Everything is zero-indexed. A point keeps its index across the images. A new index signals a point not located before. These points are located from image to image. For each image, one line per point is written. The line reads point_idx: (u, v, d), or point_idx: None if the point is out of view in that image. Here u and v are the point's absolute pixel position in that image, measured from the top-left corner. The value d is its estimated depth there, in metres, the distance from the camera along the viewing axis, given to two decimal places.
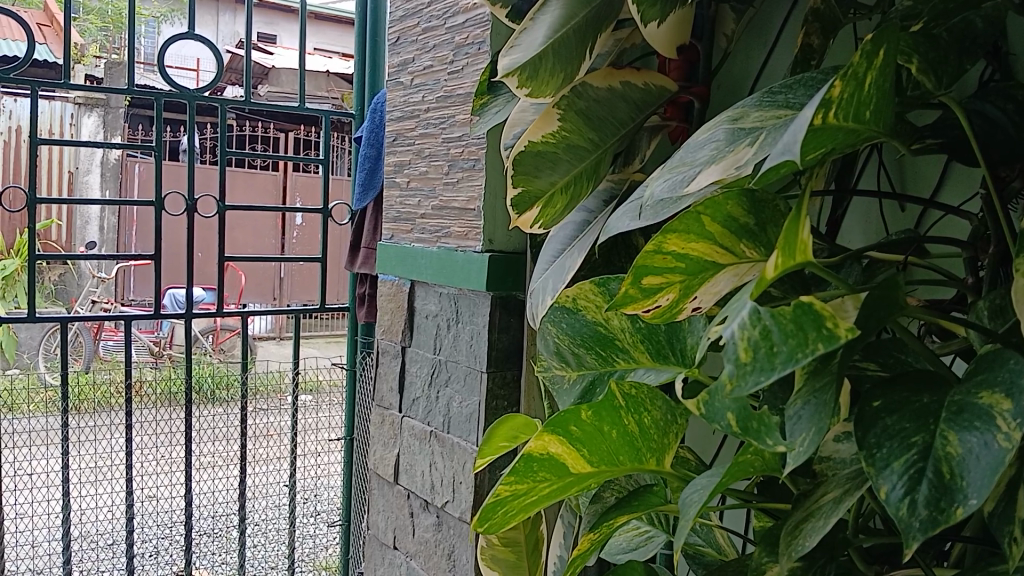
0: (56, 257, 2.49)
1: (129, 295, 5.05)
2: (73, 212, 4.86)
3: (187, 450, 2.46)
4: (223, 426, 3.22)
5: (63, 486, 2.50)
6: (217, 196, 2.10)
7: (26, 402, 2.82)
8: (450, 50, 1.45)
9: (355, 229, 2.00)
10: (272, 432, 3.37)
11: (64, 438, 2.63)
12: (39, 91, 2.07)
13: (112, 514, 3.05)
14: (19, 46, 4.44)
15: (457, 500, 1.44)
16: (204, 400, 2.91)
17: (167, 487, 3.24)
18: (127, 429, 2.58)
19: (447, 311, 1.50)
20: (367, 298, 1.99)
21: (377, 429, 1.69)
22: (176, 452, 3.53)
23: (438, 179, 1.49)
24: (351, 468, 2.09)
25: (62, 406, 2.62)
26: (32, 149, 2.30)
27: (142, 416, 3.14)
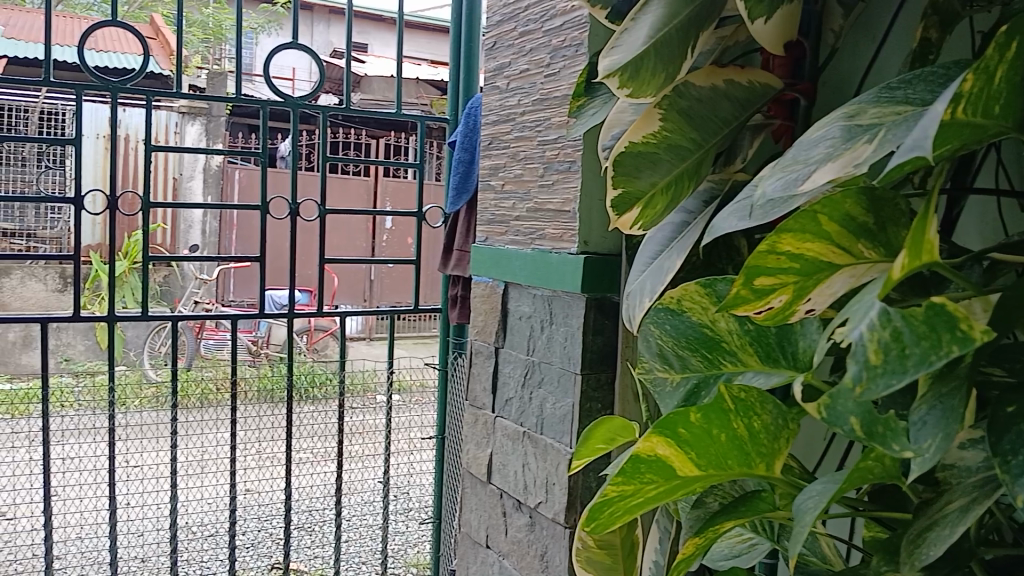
0: (166, 258, 2.61)
1: (229, 296, 5.26)
2: (178, 216, 5.09)
3: (288, 446, 2.55)
4: (319, 423, 3.32)
5: (173, 479, 2.62)
6: (318, 201, 2.16)
7: (134, 397, 2.96)
8: (547, 53, 1.45)
9: (449, 232, 2.02)
10: (366, 430, 3.46)
11: (174, 432, 2.76)
12: (154, 101, 2.17)
13: (216, 505, 3.16)
14: (130, 59, 4.69)
15: (551, 500, 1.45)
16: (300, 396, 3.00)
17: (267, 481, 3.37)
18: (231, 425, 2.69)
19: (541, 312, 1.50)
20: (459, 299, 2.00)
21: (470, 429, 1.71)
22: (274, 447, 3.66)
23: (533, 181, 1.49)
24: (442, 468, 2.11)
25: (173, 400, 2.75)
26: (147, 155, 2.42)
27: (245, 412, 3.27)
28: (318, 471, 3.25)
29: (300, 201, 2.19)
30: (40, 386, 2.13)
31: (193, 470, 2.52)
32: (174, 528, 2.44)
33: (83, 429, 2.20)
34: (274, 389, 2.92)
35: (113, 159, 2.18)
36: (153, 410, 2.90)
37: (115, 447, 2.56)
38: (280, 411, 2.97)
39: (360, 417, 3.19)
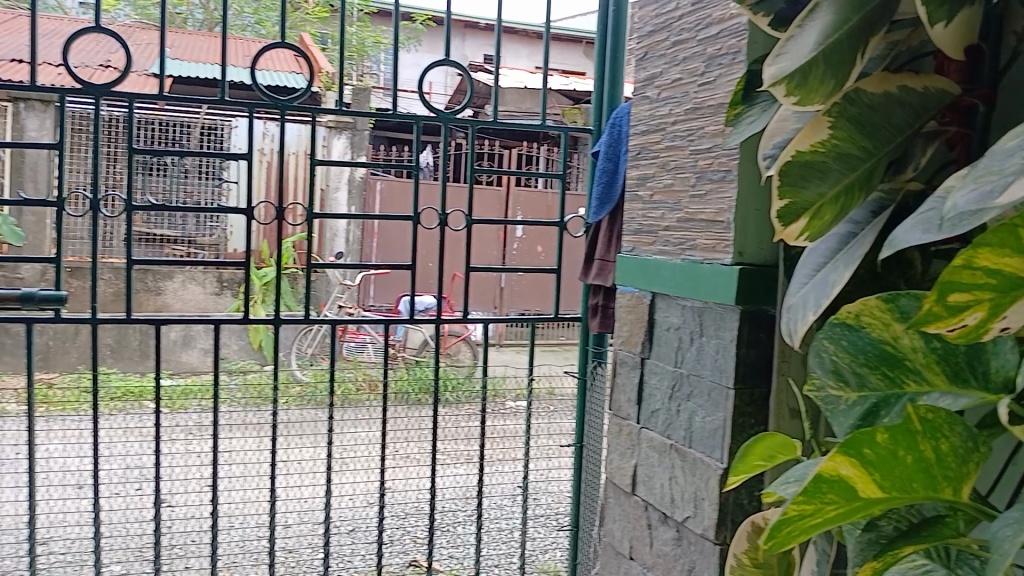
0: (321, 265, 2.75)
1: (369, 301, 5.50)
2: (324, 224, 5.35)
3: (434, 446, 2.63)
4: (461, 428, 3.41)
5: (328, 474, 2.76)
6: (465, 210, 2.21)
7: (289, 397, 3.13)
8: (701, 62, 1.44)
9: (590, 241, 2.02)
10: (504, 435, 3.53)
11: (329, 430, 2.89)
12: (316, 116, 2.29)
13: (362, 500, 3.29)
14: (296, 79, 5.04)
15: (700, 515, 1.42)
16: (441, 399, 3.09)
17: (411, 481, 3.49)
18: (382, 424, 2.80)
19: (691, 324, 1.48)
20: (600, 309, 1.98)
21: (614, 439, 1.70)
22: (414, 448, 3.78)
23: (684, 191, 1.48)
24: (580, 477, 2.11)
25: (330, 400, 2.89)
26: (311, 168, 2.56)
27: (394, 414, 3.41)
28: (455, 473, 3.33)
29: (448, 211, 2.25)
30: (217, 381, 2.26)
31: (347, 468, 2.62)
32: (329, 521, 2.54)
33: (253, 424, 2.33)
34: (421, 393, 3.02)
35: (282, 171, 2.28)
36: (307, 408, 3.03)
37: (278, 441, 2.71)
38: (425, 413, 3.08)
39: (500, 423, 3.25)
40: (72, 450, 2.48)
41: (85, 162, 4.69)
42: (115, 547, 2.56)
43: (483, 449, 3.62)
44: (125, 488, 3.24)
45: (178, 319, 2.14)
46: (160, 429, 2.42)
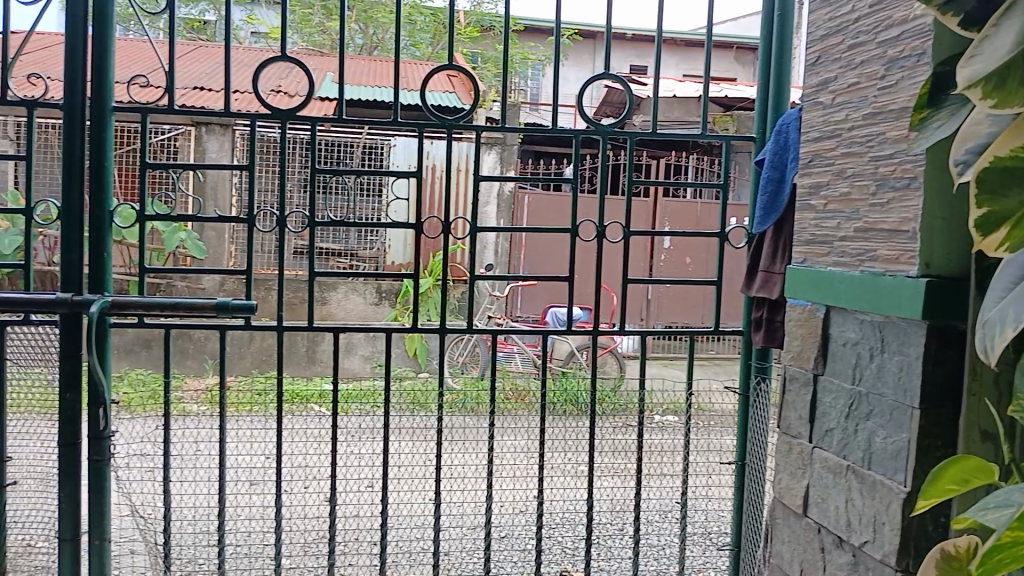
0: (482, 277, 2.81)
1: (517, 311, 5.58)
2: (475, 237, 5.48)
3: (594, 457, 2.60)
4: (620, 440, 3.36)
5: (490, 479, 2.77)
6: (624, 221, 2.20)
7: (467, 405, 3.17)
8: (881, 65, 1.38)
9: (753, 254, 1.96)
10: (663, 449, 3.45)
11: (491, 437, 2.86)
12: (480, 132, 2.36)
13: (517, 506, 3.34)
14: (450, 99, 5.19)
15: (880, 541, 1.35)
16: (598, 412, 3.07)
17: (571, 492, 3.49)
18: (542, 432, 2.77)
19: (870, 339, 1.41)
20: (763, 323, 1.92)
21: (784, 458, 1.65)
22: (570, 459, 3.77)
23: (862, 200, 1.42)
24: (741, 496, 2.05)
25: (490, 407, 2.88)
26: (474, 183, 2.64)
27: (554, 425, 3.41)
28: (611, 486, 3.31)
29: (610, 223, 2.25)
30: (385, 386, 2.36)
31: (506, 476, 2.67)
32: (489, 526, 2.55)
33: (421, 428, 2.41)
34: (580, 404, 3.00)
35: (447, 187, 2.35)
36: (469, 415, 3.12)
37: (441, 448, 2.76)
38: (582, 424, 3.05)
39: (659, 436, 3.18)
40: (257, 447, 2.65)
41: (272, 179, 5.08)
42: (292, 536, 2.73)
43: (641, 464, 3.56)
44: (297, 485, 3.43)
45: (353, 328, 2.24)
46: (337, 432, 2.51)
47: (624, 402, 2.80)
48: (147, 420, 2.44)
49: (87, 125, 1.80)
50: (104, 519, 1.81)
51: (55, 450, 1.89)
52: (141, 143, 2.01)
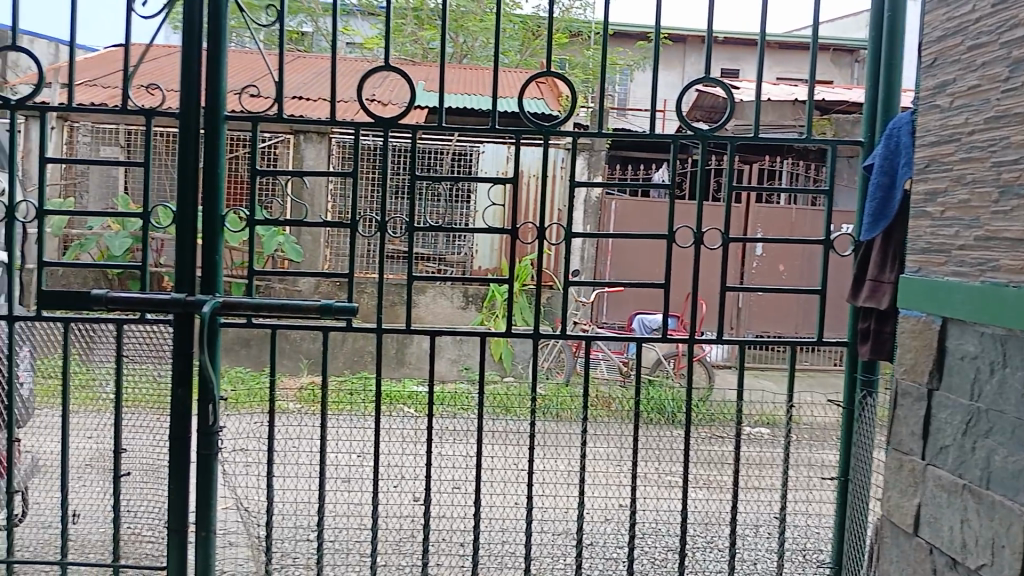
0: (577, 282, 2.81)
1: (602, 318, 5.59)
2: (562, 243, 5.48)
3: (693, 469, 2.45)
4: (716, 451, 3.29)
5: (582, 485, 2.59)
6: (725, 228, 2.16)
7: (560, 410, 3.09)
8: (1005, 66, 1.32)
9: (860, 262, 1.90)
10: (761, 462, 3.36)
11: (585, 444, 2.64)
12: (578, 138, 2.36)
13: (609, 512, 3.32)
14: (541, 105, 5.20)
15: (999, 564, 1.29)
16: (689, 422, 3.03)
17: (664, 501, 3.44)
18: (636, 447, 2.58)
19: (991, 353, 1.34)
20: (871, 334, 1.86)
21: (894, 475, 1.59)
22: (663, 468, 3.71)
23: (983, 208, 1.36)
24: (844, 512, 1.99)
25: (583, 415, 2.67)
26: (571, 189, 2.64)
27: (647, 435, 3.38)
28: (706, 497, 3.25)
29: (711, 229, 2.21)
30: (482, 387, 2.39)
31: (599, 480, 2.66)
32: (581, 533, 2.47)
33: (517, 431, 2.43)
34: (675, 414, 2.95)
35: (543, 193, 2.36)
36: (561, 420, 3.13)
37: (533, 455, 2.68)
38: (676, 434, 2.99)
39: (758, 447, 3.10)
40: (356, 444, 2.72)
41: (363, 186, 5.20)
42: (387, 532, 2.79)
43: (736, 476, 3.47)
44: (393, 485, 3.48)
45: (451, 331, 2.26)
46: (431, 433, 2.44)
47: (722, 412, 2.74)
48: (253, 416, 2.53)
49: (201, 133, 1.88)
50: (209, 511, 1.88)
51: (166, 444, 1.95)
52: (252, 150, 2.09)
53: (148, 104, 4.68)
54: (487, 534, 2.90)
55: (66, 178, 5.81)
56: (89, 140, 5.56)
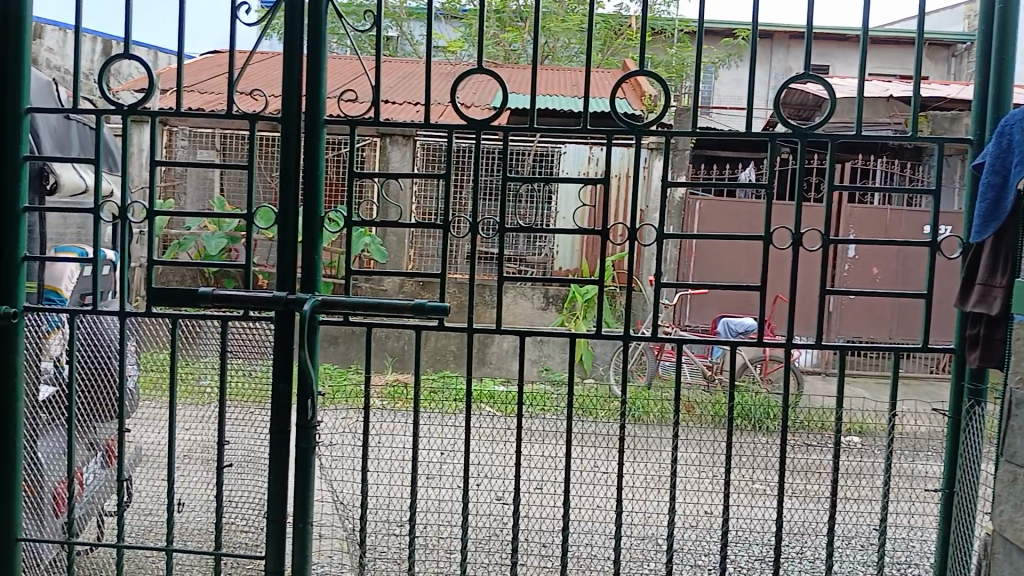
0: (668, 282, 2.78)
1: (685, 321, 5.62)
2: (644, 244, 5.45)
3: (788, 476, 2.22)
4: (811, 457, 3.20)
5: (673, 487, 2.44)
6: (825, 228, 2.10)
7: (654, 412, 2.91)
8: None
9: (970, 265, 1.82)
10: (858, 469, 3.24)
11: (675, 443, 2.47)
12: (671, 138, 2.32)
13: (698, 515, 3.27)
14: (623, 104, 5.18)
15: None
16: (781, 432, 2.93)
17: (756, 505, 3.35)
18: (728, 456, 2.41)
19: None
20: (980, 340, 1.78)
21: (1004, 489, 1.52)
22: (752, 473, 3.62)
23: None
24: (949, 524, 1.91)
25: (675, 416, 2.47)
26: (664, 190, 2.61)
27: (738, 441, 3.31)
28: (801, 503, 3.16)
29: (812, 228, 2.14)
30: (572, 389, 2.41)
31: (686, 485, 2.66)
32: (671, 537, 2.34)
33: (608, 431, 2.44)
34: (769, 419, 2.88)
35: (635, 193, 2.34)
36: (650, 425, 2.99)
37: (623, 460, 2.45)
38: (770, 441, 2.91)
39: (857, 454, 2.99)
40: (446, 441, 2.80)
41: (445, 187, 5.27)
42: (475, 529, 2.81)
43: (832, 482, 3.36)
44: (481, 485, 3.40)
45: (542, 331, 2.26)
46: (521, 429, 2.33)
47: (818, 417, 2.67)
48: (346, 411, 2.60)
49: (301, 138, 1.94)
50: (307, 503, 1.94)
51: (265, 437, 2.01)
52: (349, 153, 2.15)
53: (253, 109, 4.84)
54: (574, 535, 2.88)
55: (166, 181, 6.09)
56: (186, 144, 5.81)
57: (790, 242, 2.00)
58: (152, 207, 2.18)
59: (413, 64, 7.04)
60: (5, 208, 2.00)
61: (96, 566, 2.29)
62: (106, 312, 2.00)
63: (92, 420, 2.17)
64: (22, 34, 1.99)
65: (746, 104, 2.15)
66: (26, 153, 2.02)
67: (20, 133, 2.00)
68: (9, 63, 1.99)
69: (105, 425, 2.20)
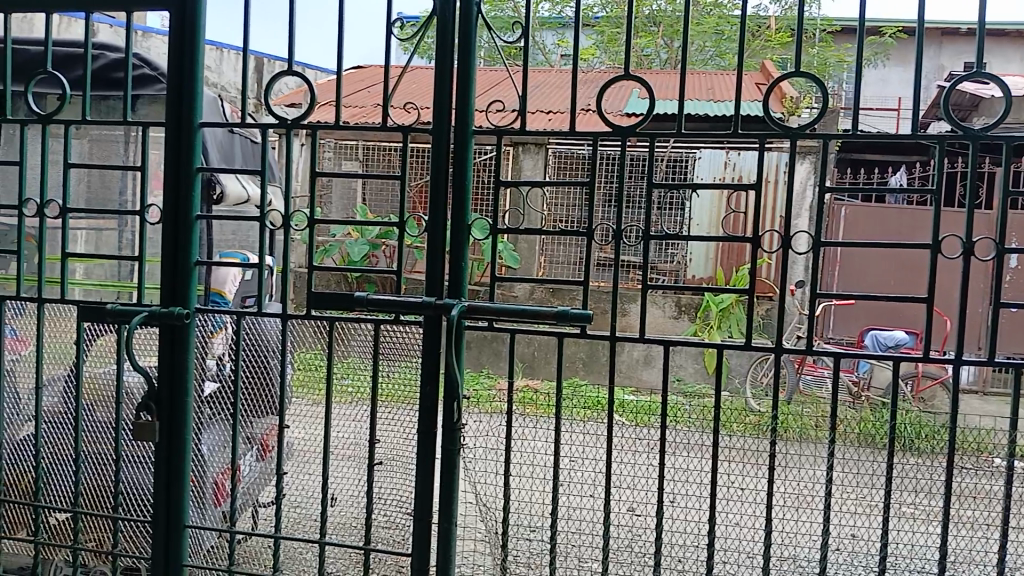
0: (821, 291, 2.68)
1: (829, 332, 5.59)
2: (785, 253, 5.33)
3: (952, 507, 2.07)
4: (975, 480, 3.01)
5: (826, 505, 2.34)
6: (1000, 235, 1.95)
7: (810, 428, 2.70)
8: None
9: None
10: None
11: (829, 470, 2.34)
12: (829, 140, 2.23)
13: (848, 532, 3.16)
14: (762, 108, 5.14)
15: None
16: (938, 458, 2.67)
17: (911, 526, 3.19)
18: (888, 480, 2.29)
19: None
20: None
21: None
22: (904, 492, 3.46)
23: None
24: None
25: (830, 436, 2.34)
26: (820, 194, 2.52)
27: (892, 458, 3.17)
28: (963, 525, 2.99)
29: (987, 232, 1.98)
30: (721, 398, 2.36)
31: (836, 502, 2.56)
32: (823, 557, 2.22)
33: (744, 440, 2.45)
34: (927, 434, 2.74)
35: (788, 200, 2.27)
36: (804, 441, 2.82)
37: (775, 479, 2.31)
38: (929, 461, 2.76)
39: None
40: (586, 446, 2.81)
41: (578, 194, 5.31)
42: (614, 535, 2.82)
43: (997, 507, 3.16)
44: (626, 493, 3.30)
45: (688, 340, 2.25)
46: (665, 442, 2.30)
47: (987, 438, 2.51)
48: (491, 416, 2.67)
49: (450, 148, 2.01)
50: (453, 504, 2.01)
51: (414, 437, 2.09)
52: (495, 161, 2.20)
53: (405, 121, 5.03)
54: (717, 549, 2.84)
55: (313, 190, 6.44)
56: (332, 156, 6.12)
57: (960, 251, 1.88)
58: (311, 215, 2.30)
59: (556, 74, 7.11)
60: (180, 216, 2.15)
61: (253, 553, 2.43)
62: (268, 314, 2.12)
63: (254, 417, 2.28)
64: (196, 53, 2.14)
65: (914, 102, 2.03)
66: (199, 165, 2.16)
67: (194, 146, 2.15)
68: (185, 81, 2.14)
69: (264, 420, 2.30)
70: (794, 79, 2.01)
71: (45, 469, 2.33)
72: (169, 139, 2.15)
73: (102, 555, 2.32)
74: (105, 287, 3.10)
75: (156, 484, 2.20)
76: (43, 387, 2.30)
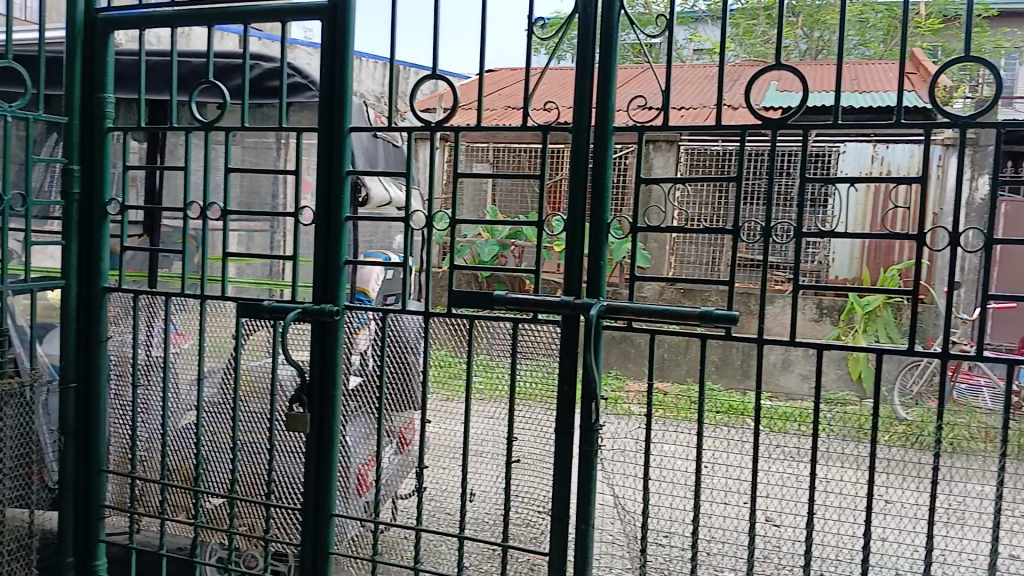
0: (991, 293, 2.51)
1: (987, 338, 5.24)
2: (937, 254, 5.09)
3: None
4: None
5: (997, 526, 2.15)
6: None
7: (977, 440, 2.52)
8: None
9: None
10: None
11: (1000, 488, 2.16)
12: (1004, 130, 2.07)
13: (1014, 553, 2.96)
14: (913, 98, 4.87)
15: None
16: None
17: None
18: None
19: None
20: None
21: None
22: None
23: None
24: None
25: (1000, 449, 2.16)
26: (994, 188, 2.35)
27: None
28: None
29: None
30: (877, 407, 2.21)
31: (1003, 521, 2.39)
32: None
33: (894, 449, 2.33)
34: None
35: (955, 196, 2.13)
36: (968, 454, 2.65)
37: (937, 495, 2.15)
38: None
39: None
40: (728, 450, 2.74)
41: (712, 191, 5.20)
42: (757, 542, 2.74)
43: None
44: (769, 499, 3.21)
45: (841, 343, 2.15)
46: (814, 450, 2.19)
47: None
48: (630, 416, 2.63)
49: (592, 146, 1.99)
50: (590, 506, 1.99)
51: (551, 437, 2.09)
52: (637, 158, 2.17)
53: (542, 118, 5.08)
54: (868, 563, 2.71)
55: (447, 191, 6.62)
56: (466, 157, 6.26)
57: None
58: (453, 215, 2.34)
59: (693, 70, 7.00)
60: (331, 218, 2.24)
61: (394, 544, 2.50)
62: (411, 312, 2.16)
63: (396, 412, 2.34)
64: (346, 60, 2.22)
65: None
66: (349, 168, 2.25)
67: (345, 150, 2.24)
68: (336, 87, 2.23)
69: (406, 416, 2.36)
70: (961, 63, 1.88)
71: (206, 457, 2.49)
72: (321, 143, 2.24)
73: (255, 539, 2.45)
74: (259, 286, 3.28)
75: (307, 474, 2.29)
76: (205, 378, 2.46)
